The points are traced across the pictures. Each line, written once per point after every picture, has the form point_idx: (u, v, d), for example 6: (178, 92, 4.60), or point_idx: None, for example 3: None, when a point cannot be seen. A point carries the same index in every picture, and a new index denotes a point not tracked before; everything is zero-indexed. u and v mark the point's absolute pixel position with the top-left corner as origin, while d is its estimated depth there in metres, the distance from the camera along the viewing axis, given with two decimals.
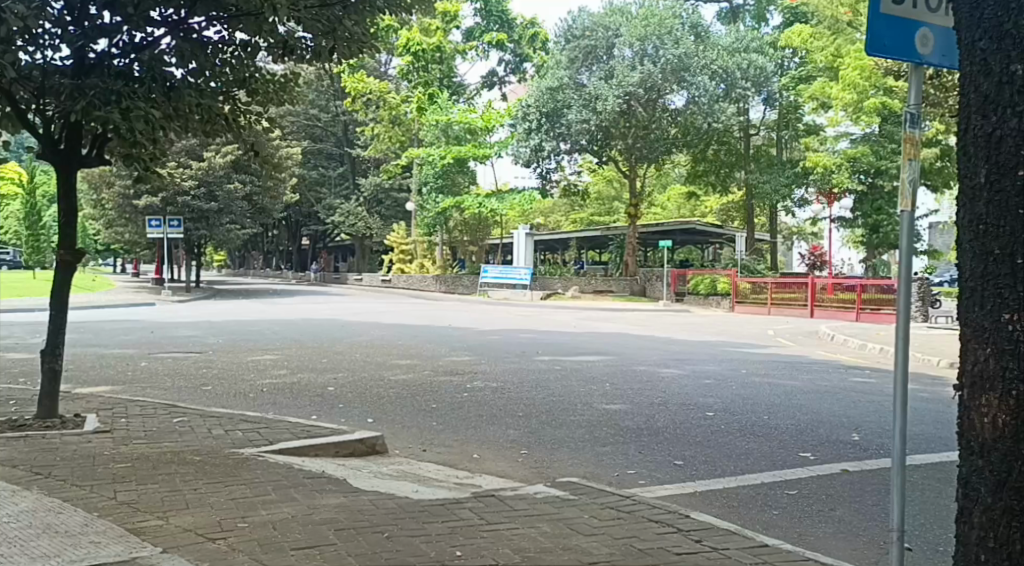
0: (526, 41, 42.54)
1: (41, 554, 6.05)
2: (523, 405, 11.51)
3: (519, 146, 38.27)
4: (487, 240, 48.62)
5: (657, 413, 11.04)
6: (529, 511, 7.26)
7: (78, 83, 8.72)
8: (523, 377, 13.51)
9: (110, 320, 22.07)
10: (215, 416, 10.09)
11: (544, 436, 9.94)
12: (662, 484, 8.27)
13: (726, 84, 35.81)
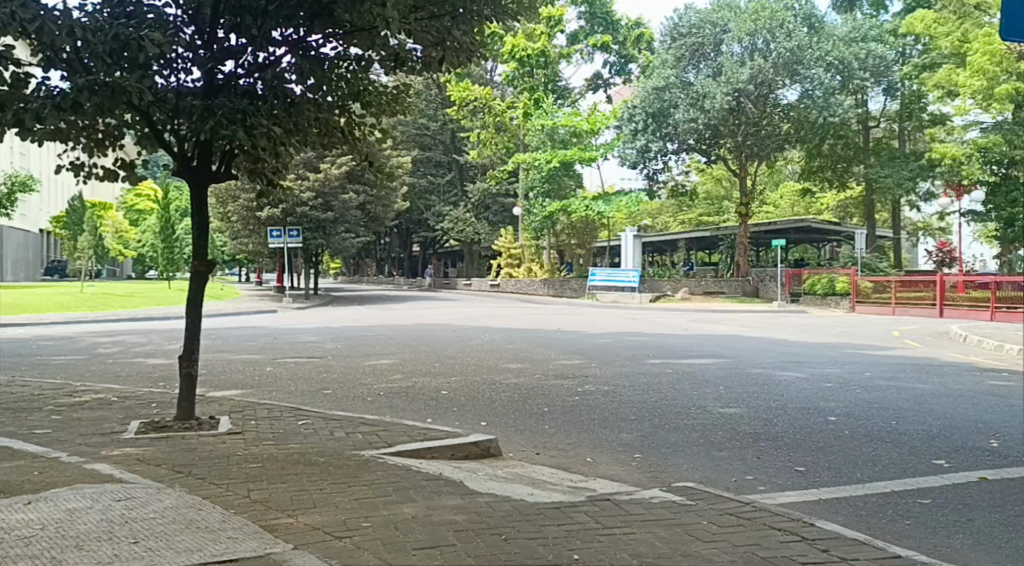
0: (631, 43, 42.83)
1: (184, 548, 6.38)
2: (635, 409, 11.58)
3: (626, 148, 38.23)
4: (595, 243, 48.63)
5: (776, 419, 10.96)
6: (646, 516, 7.36)
7: (209, 104, 9.18)
8: (635, 381, 13.56)
9: (237, 327, 23.08)
10: (336, 419, 10.47)
11: (657, 440, 10.01)
12: (783, 491, 8.25)
13: (843, 76, 34.97)
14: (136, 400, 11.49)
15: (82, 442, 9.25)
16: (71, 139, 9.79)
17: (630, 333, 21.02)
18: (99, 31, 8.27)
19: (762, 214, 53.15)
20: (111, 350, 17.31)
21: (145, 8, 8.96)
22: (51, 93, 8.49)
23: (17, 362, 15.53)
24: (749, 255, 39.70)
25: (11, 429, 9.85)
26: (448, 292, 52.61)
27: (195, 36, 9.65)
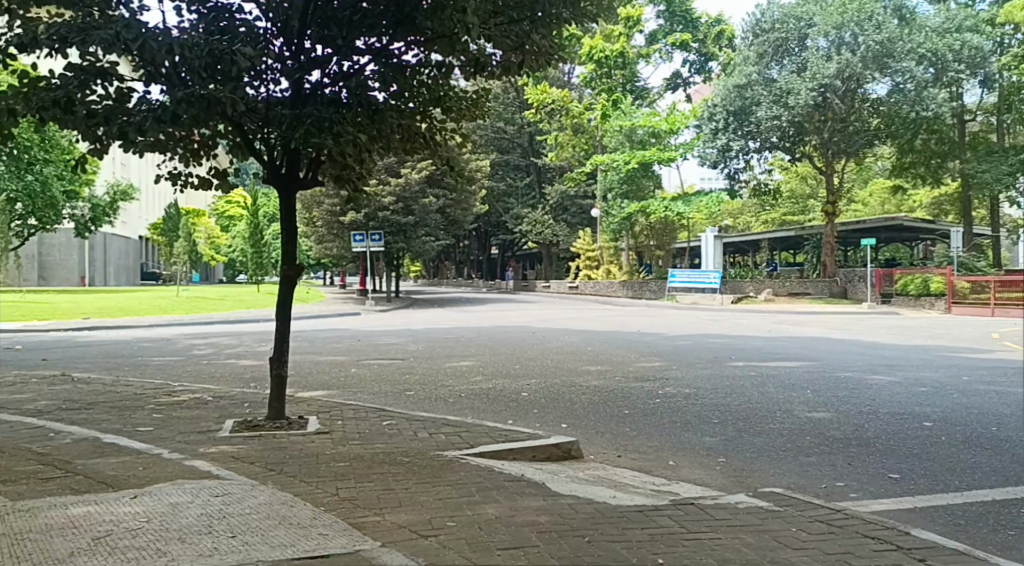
0: (711, 40, 41.80)
1: (279, 543, 6.61)
2: (719, 412, 11.57)
3: (706, 148, 38.00)
4: (675, 244, 48.23)
5: (867, 423, 10.85)
6: (732, 521, 7.39)
7: (297, 113, 9.43)
8: (718, 384, 13.53)
9: (322, 329, 23.62)
10: (421, 420, 10.68)
11: (742, 445, 9.99)
12: (875, 499, 8.20)
13: (936, 68, 33.82)
14: (230, 399, 11.88)
15: (180, 440, 9.63)
16: (169, 149, 10.22)
17: (713, 335, 20.90)
18: (195, 46, 8.61)
19: (850, 211, 52.19)
20: (206, 351, 17.93)
21: (238, 22, 9.30)
22: (151, 106, 8.88)
23: (118, 362, 16.19)
24: (836, 255, 38.98)
25: (116, 426, 10.29)
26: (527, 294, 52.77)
27: (283, 48, 9.95)
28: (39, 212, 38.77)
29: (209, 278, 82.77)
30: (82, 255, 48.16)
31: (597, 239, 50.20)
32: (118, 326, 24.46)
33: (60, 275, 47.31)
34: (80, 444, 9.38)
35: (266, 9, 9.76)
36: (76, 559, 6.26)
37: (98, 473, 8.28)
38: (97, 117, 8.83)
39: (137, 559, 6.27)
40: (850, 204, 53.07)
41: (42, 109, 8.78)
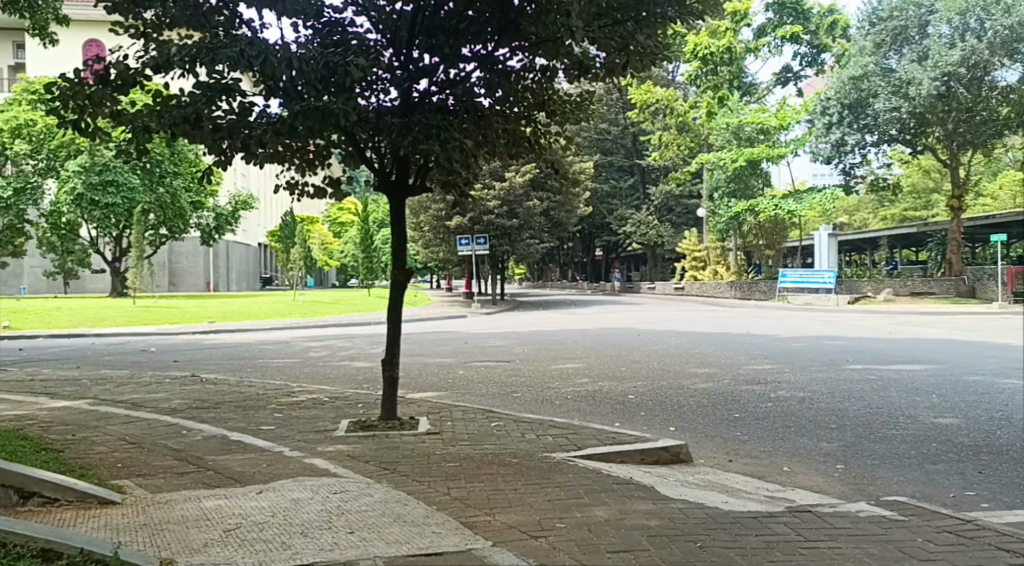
0: (824, 30, 40.65)
1: (394, 540, 6.83)
2: (836, 417, 11.40)
3: (820, 143, 36.70)
4: (787, 243, 47.24)
5: (997, 430, 10.57)
6: (851, 530, 7.34)
7: (406, 122, 9.69)
8: (834, 387, 13.32)
9: (431, 331, 24.08)
10: (529, 422, 10.82)
11: (862, 451, 9.85)
12: (1008, 509, 8.03)
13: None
14: (346, 400, 12.26)
15: (300, 438, 10.00)
16: (286, 159, 10.72)
17: (827, 337, 20.53)
18: (312, 60, 9.04)
19: (978, 206, 50.33)
20: (321, 354, 18.49)
21: (351, 37, 9.64)
22: (271, 120, 9.37)
23: (241, 363, 16.85)
24: (962, 252, 37.69)
25: (241, 424, 10.75)
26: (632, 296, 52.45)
27: (393, 57, 10.22)
28: (169, 222, 40.49)
29: (324, 282, 84.89)
30: (207, 261, 49.95)
31: (704, 239, 49.84)
32: (243, 328, 25.39)
33: (187, 280, 49.11)
34: (209, 441, 9.84)
35: (375, 21, 10.12)
36: (209, 548, 6.59)
37: (225, 468, 8.68)
38: (223, 131, 9.42)
39: (265, 551, 6.57)
40: (976, 199, 51.16)
41: (173, 125, 9.37)
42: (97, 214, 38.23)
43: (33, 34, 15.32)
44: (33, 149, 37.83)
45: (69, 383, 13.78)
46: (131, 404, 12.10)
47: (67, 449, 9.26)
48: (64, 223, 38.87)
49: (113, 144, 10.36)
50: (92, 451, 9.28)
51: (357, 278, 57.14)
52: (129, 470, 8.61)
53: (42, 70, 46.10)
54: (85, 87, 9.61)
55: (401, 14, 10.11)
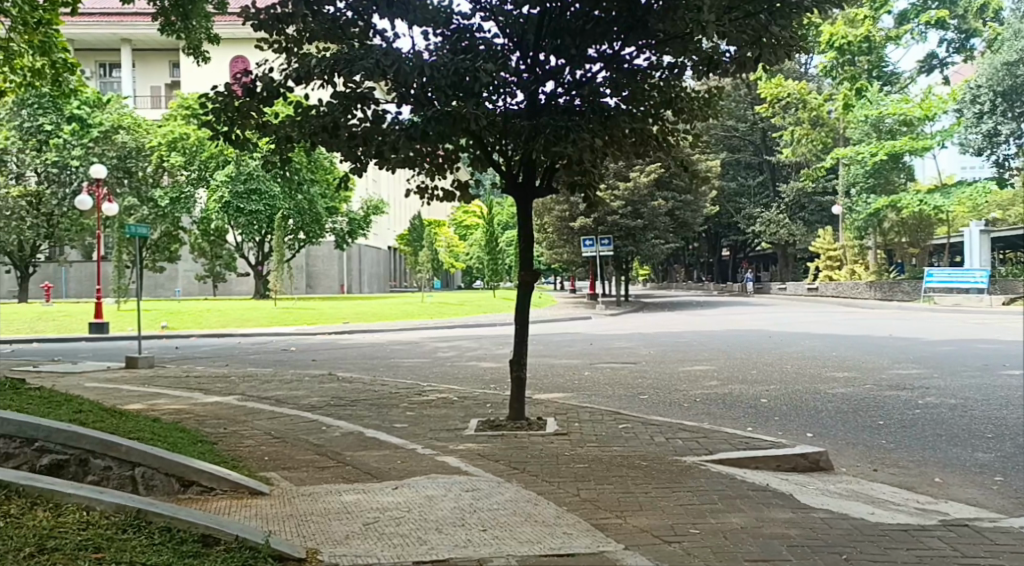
0: (973, 14, 35.07)
1: (527, 539, 6.87)
2: (991, 426, 10.92)
3: (969, 134, 34.12)
4: (932, 240, 45.32)
5: None
6: (1011, 547, 7.04)
7: (535, 124, 9.74)
8: (985, 395, 12.76)
9: (558, 332, 24.12)
10: (657, 424, 10.75)
11: (1022, 463, 9.41)
12: None
13: None
14: (475, 400, 12.42)
15: (432, 437, 10.18)
16: (417, 165, 11.02)
17: (975, 340, 19.60)
18: (442, 67, 9.22)
19: None
20: (451, 354, 18.75)
21: (480, 42, 9.80)
22: (404, 125, 9.62)
23: (375, 362, 17.24)
24: None
25: (375, 422, 11.00)
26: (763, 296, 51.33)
27: (521, 62, 10.32)
28: (306, 227, 41.58)
29: (450, 284, 86.02)
30: (341, 264, 51.22)
31: (840, 237, 48.66)
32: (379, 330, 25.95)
33: (323, 284, 50.41)
34: (345, 437, 10.12)
35: (503, 25, 10.29)
36: (351, 540, 6.76)
37: (362, 464, 8.92)
38: (358, 138, 9.80)
39: (401, 545, 6.69)
40: None
41: (313, 134, 9.80)
42: (242, 220, 39.84)
43: (187, 53, 15.79)
44: (186, 161, 39.91)
45: (217, 380, 14.38)
46: (274, 400, 12.56)
47: (217, 443, 9.65)
48: (213, 229, 40.58)
49: (259, 154, 10.82)
50: (241, 444, 9.66)
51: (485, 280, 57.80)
52: (275, 464, 8.92)
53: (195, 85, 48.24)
54: (235, 101, 10.06)
55: (528, 18, 10.23)
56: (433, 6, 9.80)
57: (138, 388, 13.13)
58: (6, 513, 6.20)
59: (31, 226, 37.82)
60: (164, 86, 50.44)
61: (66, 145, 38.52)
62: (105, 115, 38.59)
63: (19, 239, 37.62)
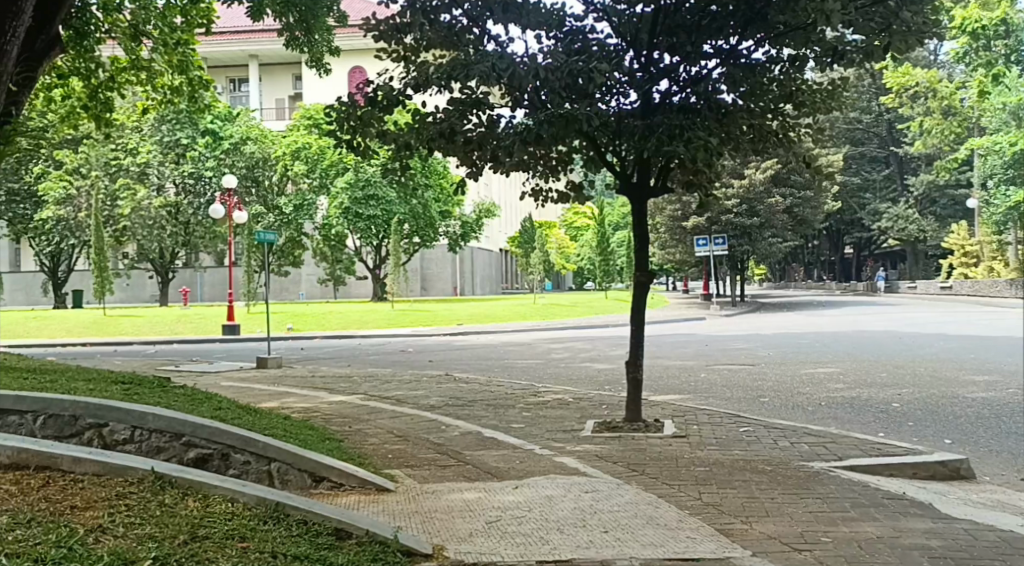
0: None
1: (650, 542, 6.85)
2: None
3: None
4: None
5: None
6: None
7: (649, 123, 9.72)
8: None
9: (678, 333, 23.88)
10: (780, 427, 10.60)
11: None
12: None
13: None
14: (591, 401, 12.47)
15: (549, 438, 10.27)
16: (531, 167, 11.16)
17: None
18: (557, 69, 9.32)
19: None
20: (566, 355, 18.83)
21: (593, 43, 9.84)
22: (519, 129, 9.74)
23: (493, 363, 17.45)
24: None
25: (492, 422, 11.14)
26: (891, 295, 49.71)
27: (636, 62, 10.31)
28: (420, 231, 42.37)
29: (561, 285, 86.07)
30: (454, 266, 51.85)
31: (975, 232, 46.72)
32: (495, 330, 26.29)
33: (437, 286, 51.10)
34: (466, 437, 10.29)
35: (617, 26, 10.31)
36: (476, 538, 6.88)
37: (483, 464, 9.05)
38: (474, 143, 9.98)
39: (524, 545, 6.77)
40: None
41: (431, 140, 10.06)
42: (361, 225, 40.72)
43: (309, 66, 16.24)
44: (308, 169, 41.01)
45: (341, 380, 14.79)
46: (395, 399, 12.85)
47: (345, 440, 9.92)
48: (334, 235, 41.36)
49: (379, 161, 11.09)
50: (366, 442, 9.92)
51: (598, 281, 57.77)
52: (400, 462, 9.13)
53: (318, 96, 49.95)
54: (356, 109, 10.31)
55: (642, 17, 10.21)
56: (546, 9, 9.94)
57: (268, 388, 13.61)
58: (161, 502, 6.49)
59: (169, 235, 39.17)
60: (287, 98, 51.91)
61: (201, 157, 39.86)
62: (234, 127, 40.16)
63: (161, 246, 38.97)
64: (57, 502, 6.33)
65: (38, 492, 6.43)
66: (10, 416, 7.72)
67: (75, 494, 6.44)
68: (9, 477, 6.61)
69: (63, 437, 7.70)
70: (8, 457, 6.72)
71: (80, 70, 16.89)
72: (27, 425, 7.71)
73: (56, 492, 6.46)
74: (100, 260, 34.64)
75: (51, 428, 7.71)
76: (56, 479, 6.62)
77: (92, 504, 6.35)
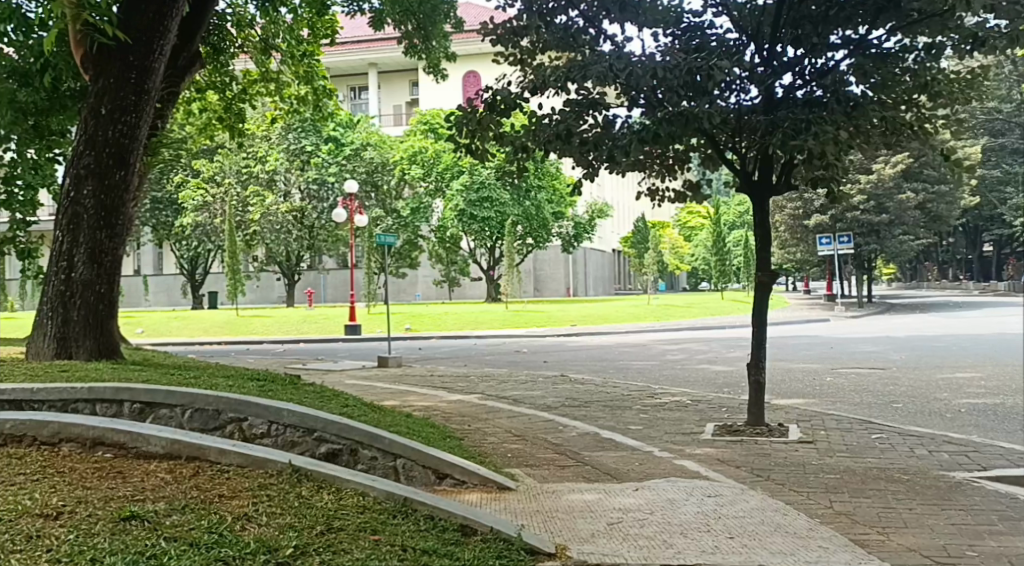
0: None
1: (779, 550, 6.63)
2: None
3: None
4: None
5: None
6: None
7: (773, 119, 9.45)
8: None
9: (807, 335, 23.05)
10: (915, 435, 10.18)
11: None
12: None
13: None
14: (710, 404, 12.23)
15: (668, 440, 10.10)
16: (646, 167, 11.04)
17: None
18: (676, 67, 9.14)
19: None
20: (684, 356, 18.49)
21: (712, 38, 9.66)
22: (638, 128, 9.62)
23: (609, 365, 17.30)
24: None
25: (610, 423, 11.03)
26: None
27: (757, 57, 10.09)
28: (534, 232, 42.50)
29: (675, 286, 84.95)
30: (568, 267, 51.76)
31: None
32: (612, 331, 26.11)
33: (550, 287, 51.06)
34: (584, 437, 10.22)
35: (736, 20, 10.12)
36: (597, 539, 6.78)
37: (603, 465, 8.94)
38: (590, 144, 9.89)
39: (648, 547, 6.63)
40: None
41: (548, 142, 9.99)
42: (475, 227, 41.06)
43: (427, 72, 16.44)
44: (424, 174, 41.69)
45: (459, 379, 14.88)
46: (512, 399, 12.85)
47: (465, 439, 9.95)
48: (449, 237, 41.91)
49: (497, 165, 11.09)
50: (486, 441, 9.92)
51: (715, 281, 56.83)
52: (520, 461, 9.10)
53: (435, 102, 50.45)
54: (475, 113, 10.30)
55: (764, 9, 9.99)
56: (663, 7, 9.79)
57: (390, 386, 13.78)
58: (299, 494, 6.61)
59: (297, 239, 39.82)
60: (404, 104, 52.71)
61: (324, 164, 40.77)
62: (355, 134, 41.42)
63: (288, 249, 39.48)
64: (206, 491, 6.51)
65: (188, 481, 6.63)
66: (162, 409, 7.97)
67: (221, 484, 6.61)
68: (163, 466, 6.89)
69: (207, 430, 7.91)
70: (162, 447, 7.02)
71: (217, 84, 17.47)
72: (176, 418, 7.95)
73: (205, 481, 6.65)
74: (234, 264, 35.81)
75: (197, 422, 7.92)
76: (203, 470, 6.84)
77: (237, 494, 6.51)
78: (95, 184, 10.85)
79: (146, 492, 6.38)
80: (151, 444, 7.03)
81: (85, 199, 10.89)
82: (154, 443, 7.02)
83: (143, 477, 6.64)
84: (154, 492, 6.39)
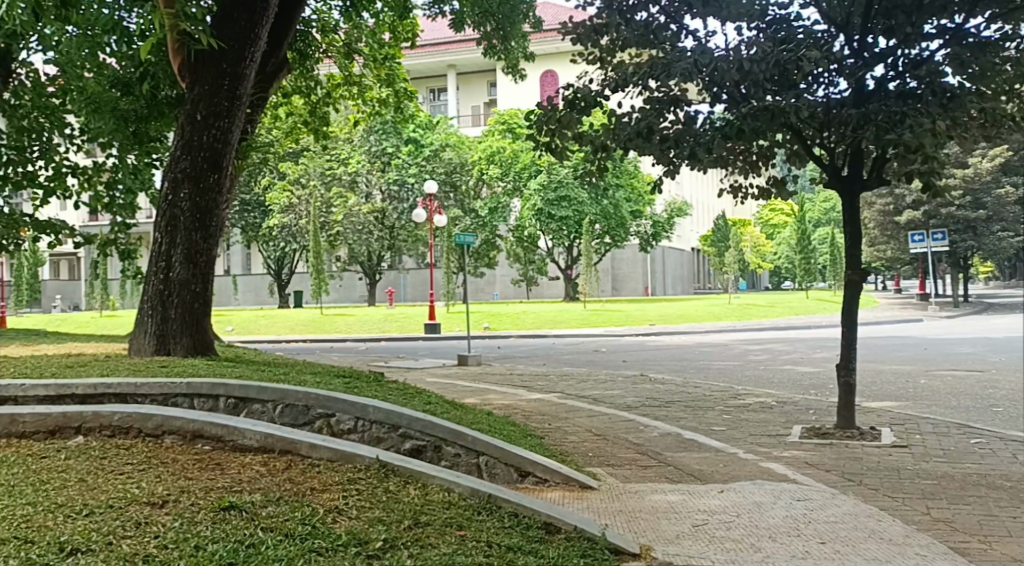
0: None
1: (874, 557, 6.38)
2: None
3: None
4: None
5: None
6: None
7: (865, 111, 9.12)
8: None
9: (897, 335, 22.47)
10: (1015, 440, 9.77)
11: None
12: None
13: None
14: (796, 405, 11.92)
15: (753, 442, 9.85)
16: (730, 163, 10.81)
17: None
18: (764, 59, 8.87)
19: None
20: (767, 356, 18.14)
21: (800, 30, 9.37)
22: (724, 124, 9.40)
23: (690, 365, 17.02)
24: None
25: (693, 423, 10.82)
26: None
27: (848, 48, 9.78)
28: (612, 230, 42.22)
29: (756, 284, 83.62)
30: (647, 266, 51.29)
31: None
32: (693, 331, 25.73)
33: (628, 286, 50.69)
34: (666, 437, 10.02)
35: (825, 11, 9.80)
36: (683, 540, 6.62)
37: (686, 466, 8.75)
38: (671, 141, 9.65)
39: (736, 550, 6.45)
40: None
41: (630, 140, 9.79)
42: (554, 226, 40.91)
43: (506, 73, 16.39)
44: (502, 173, 41.83)
45: (538, 378, 14.78)
46: (593, 399, 12.70)
47: (546, 438, 9.85)
48: (527, 236, 41.97)
49: (577, 163, 10.96)
50: (566, 440, 9.81)
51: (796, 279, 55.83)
52: (602, 461, 8.96)
53: (513, 102, 50.46)
54: (555, 112, 10.13)
55: None
56: None
57: (470, 384, 13.75)
58: (387, 488, 6.58)
59: (378, 238, 40.28)
60: (483, 104, 52.92)
61: (404, 165, 41.12)
62: (435, 134, 41.72)
63: (370, 249, 40.21)
64: (299, 483, 6.52)
65: (283, 473, 6.67)
66: (255, 404, 8.07)
67: (313, 477, 6.62)
68: (258, 459, 6.92)
69: (297, 425, 7.98)
70: (257, 440, 7.07)
71: (302, 88, 17.84)
72: (268, 412, 8.04)
73: (297, 474, 6.67)
74: (319, 264, 36.24)
75: (287, 417, 8.01)
76: (296, 463, 6.87)
77: (328, 487, 6.50)
78: (191, 187, 11.02)
79: (243, 483, 6.41)
80: (246, 438, 7.07)
81: (182, 201, 11.05)
82: (249, 436, 7.07)
83: (240, 469, 6.69)
84: (251, 483, 6.43)
